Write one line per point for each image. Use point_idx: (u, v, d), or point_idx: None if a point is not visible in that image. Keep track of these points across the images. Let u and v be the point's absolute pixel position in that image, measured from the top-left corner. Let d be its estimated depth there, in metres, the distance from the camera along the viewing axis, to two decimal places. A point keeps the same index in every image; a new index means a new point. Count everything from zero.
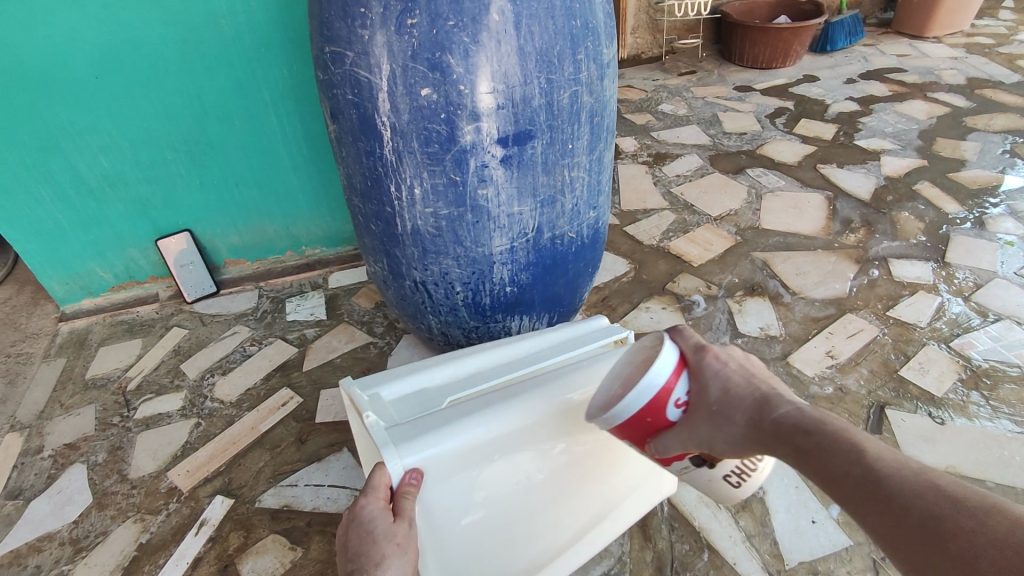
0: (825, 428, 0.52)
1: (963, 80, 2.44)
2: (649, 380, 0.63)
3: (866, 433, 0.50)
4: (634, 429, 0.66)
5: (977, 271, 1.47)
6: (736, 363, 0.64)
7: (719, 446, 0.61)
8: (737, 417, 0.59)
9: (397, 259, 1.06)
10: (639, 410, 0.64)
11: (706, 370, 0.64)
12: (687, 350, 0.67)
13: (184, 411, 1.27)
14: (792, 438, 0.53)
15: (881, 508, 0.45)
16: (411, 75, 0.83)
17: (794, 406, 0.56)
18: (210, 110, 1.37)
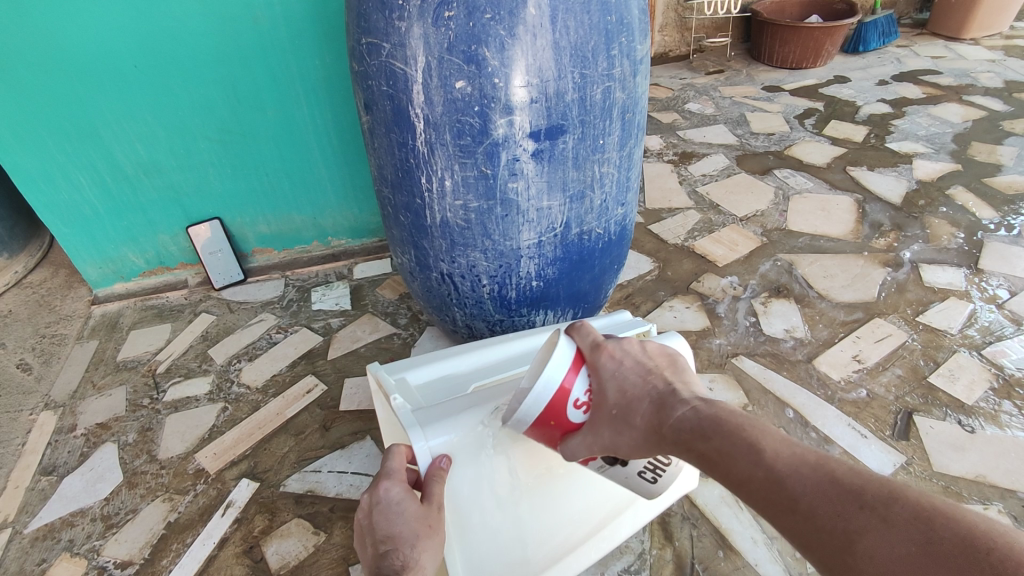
0: (734, 429, 0.52)
1: (1000, 83, 2.38)
2: (544, 385, 0.64)
3: (761, 427, 0.52)
4: (542, 432, 0.67)
5: (1010, 279, 1.44)
6: (630, 358, 0.65)
7: (622, 448, 0.62)
8: (636, 419, 0.60)
9: (425, 250, 1.07)
10: (541, 415, 0.65)
11: (602, 370, 0.65)
12: (582, 346, 0.67)
13: (212, 395, 1.29)
14: (703, 441, 0.53)
15: (800, 511, 0.46)
16: (446, 67, 0.83)
17: (698, 408, 0.56)
18: (243, 100, 1.39)
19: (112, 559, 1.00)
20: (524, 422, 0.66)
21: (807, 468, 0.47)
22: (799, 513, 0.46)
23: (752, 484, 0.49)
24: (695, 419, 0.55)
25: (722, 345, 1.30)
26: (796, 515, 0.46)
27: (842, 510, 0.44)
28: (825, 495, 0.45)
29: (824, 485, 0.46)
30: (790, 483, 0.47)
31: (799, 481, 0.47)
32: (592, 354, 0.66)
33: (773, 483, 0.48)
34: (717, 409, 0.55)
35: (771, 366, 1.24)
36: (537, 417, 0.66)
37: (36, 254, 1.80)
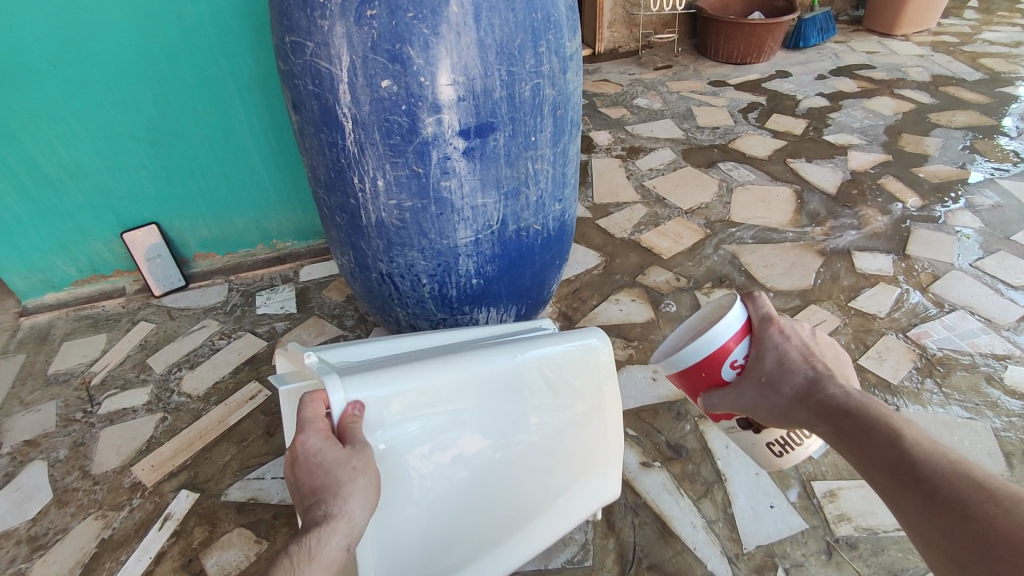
0: (881, 413, 0.56)
1: (928, 77, 2.49)
2: (712, 337, 0.69)
3: (904, 420, 0.56)
4: (689, 380, 0.73)
5: (935, 263, 1.51)
6: (799, 338, 0.68)
7: (762, 413, 0.68)
8: (783, 390, 0.65)
9: (362, 251, 1.06)
10: (696, 363, 0.71)
11: (767, 340, 0.69)
12: (755, 319, 0.71)
13: (149, 405, 1.25)
14: (847, 418, 0.57)
15: (924, 488, 0.50)
16: (371, 66, 0.82)
17: (852, 393, 0.60)
18: (173, 101, 1.35)
19: None
20: (678, 366, 0.72)
21: (942, 458, 0.51)
22: (920, 485, 0.50)
23: (881, 452, 0.54)
24: (846, 399, 0.59)
25: (665, 336, 1.33)
26: (917, 488, 0.51)
27: (969, 495, 0.48)
28: (951, 480, 0.50)
29: (952, 475, 0.50)
30: (919, 463, 0.52)
31: (934, 464, 0.51)
32: (765, 327, 0.70)
33: (906, 462, 0.52)
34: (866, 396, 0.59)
35: None
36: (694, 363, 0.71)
37: None
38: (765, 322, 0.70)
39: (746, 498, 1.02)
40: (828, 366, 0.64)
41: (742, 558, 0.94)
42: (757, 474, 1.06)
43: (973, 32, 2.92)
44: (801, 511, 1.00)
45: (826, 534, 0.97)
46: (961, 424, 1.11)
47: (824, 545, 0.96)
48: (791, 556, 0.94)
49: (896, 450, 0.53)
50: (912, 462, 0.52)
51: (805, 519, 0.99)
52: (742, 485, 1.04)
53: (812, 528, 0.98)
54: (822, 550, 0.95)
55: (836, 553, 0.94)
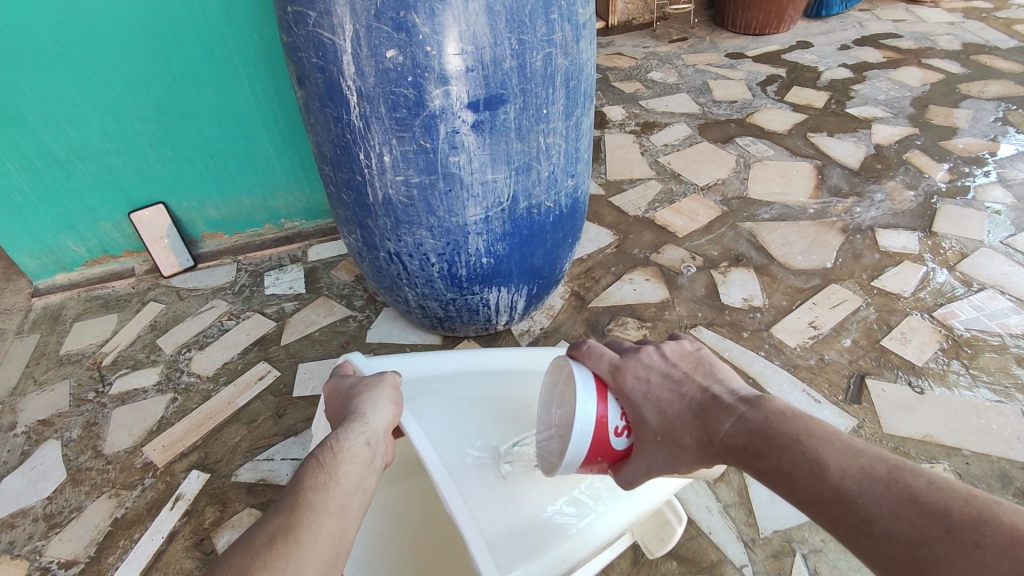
0: (789, 438, 0.49)
1: (958, 46, 2.38)
2: (578, 426, 0.66)
3: (818, 436, 0.49)
4: (594, 466, 0.68)
5: (963, 240, 1.45)
6: (656, 373, 0.63)
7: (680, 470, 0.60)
8: (686, 439, 0.58)
9: (370, 230, 1.03)
10: (587, 452, 0.67)
11: (629, 392, 0.65)
12: (602, 372, 0.68)
13: (161, 385, 1.25)
14: (761, 457, 0.50)
15: (870, 533, 0.42)
16: (375, 36, 0.79)
17: (747, 416, 0.53)
18: (178, 77, 1.32)
19: (56, 560, 0.97)
20: (574, 463, 0.68)
21: (876, 476, 0.44)
22: (867, 530, 0.43)
23: (811, 494, 0.46)
24: (746, 432, 0.52)
25: (680, 316, 1.30)
26: (866, 535, 0.43)
27: (928, 531, 0.40)
28: (895, 508, 0.42)
29: (894, 498, 0.43)
30: (853, 497, 0.44)
31: (866, 494, 0.44)
32: (616, 376, 0.67)
33: (841, 502, 0.44)
34: (765, 413, 0.52)
35: (729, 336, 1.24)
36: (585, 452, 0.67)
37: None
38: (615, 365, 0.67)
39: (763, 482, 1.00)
40: (705, 389, 0.58)
41: (759, 543, 0.92)
42: None
43: None
44: None
45: None
46: (989, 407, 1.07)
47: None
48: (809, 541, 0.92)
49: (826, 490, 0.46)
50: (847, 498, 0.44)
51: None
52: None
53: None
54: None
55: None
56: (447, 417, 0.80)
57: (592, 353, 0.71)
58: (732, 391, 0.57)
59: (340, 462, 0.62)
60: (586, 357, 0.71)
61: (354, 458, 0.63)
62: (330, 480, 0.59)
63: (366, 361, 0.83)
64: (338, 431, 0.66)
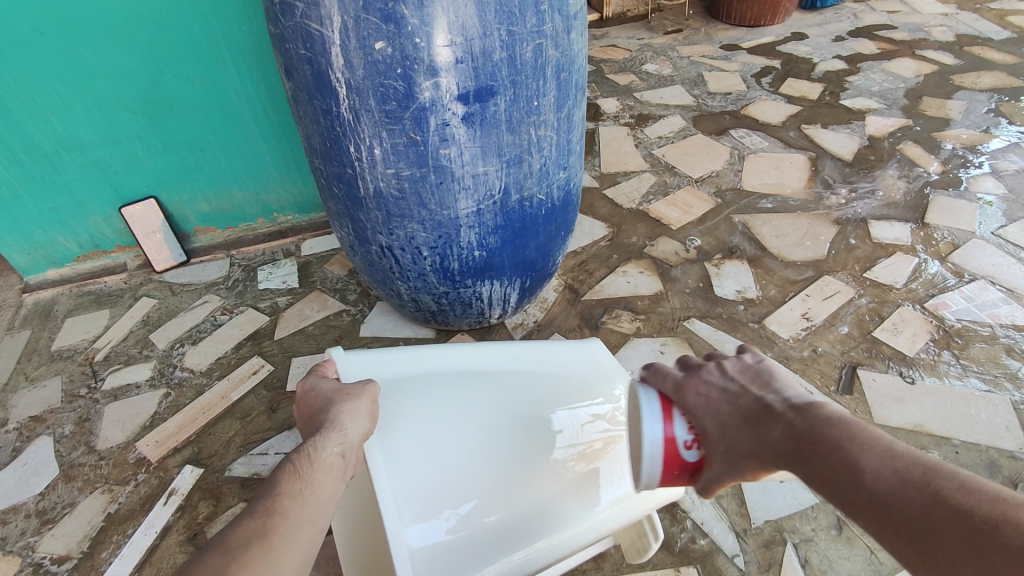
0: (830, 438, 0.48)
1: (952, 37, 2.38)
2: (647, 441, 0.62)
3: (861, 440, 0.47)
4: (673, 482, 0.63)
5: (955, 231, 1.46)
6: (715, 386, 0.60)
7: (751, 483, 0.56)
8: (743, 450, 0.54)
9: (362, 223, 1.03)
10: (663, 468, 0.62)
11: (690, 406, 0.61)
12: (667, 390, 0.65)
13: (153, 381, 1.25)
14: (802, 462, 0.49)
15: (903, 532, 0.41)
16: (364, 27, 0.78)
17: (794, 422, 0.51)
18: (166, 70, 1.31)
19: (49, 555, 0.97)
20: (652, 480, 0.63)
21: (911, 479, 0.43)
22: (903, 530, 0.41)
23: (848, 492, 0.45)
24: (794, 437, 0.50)
25: (674, 309, 1.30)
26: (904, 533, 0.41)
27: (959, 535, 0.39)
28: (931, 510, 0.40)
29: (929, 500, 0.41)
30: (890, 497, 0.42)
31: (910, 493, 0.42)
32: (680, 387, 0.63)
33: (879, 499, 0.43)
34: (812, 419, 0.50)
35: (722, 328, 1.24)
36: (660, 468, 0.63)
37: None
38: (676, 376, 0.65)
39: None
40: (760, 398, 0.56)
41: (751, 533, 0.92)
42: None
43: None
44: None
45: None
46: (979, 397, 1.08)
47: (834, 519, 0.94)
48: (801, 531, 0.92)
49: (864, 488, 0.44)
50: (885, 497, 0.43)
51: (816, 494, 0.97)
52: None
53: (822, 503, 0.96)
54: (832, 525, 0.93)
55: (846, 528, 0.92)
56: (428, 410, 0.77)
57: (657, 370, 0.67)
58: (784, 399, 0.55)
59: (315, 470, 0.62)
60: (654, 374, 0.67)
61: (330, 468, 0.63)
62: (306, 489, 0.60)
63: (346, 358, 0.81)
64: (316, 436, 0.66)
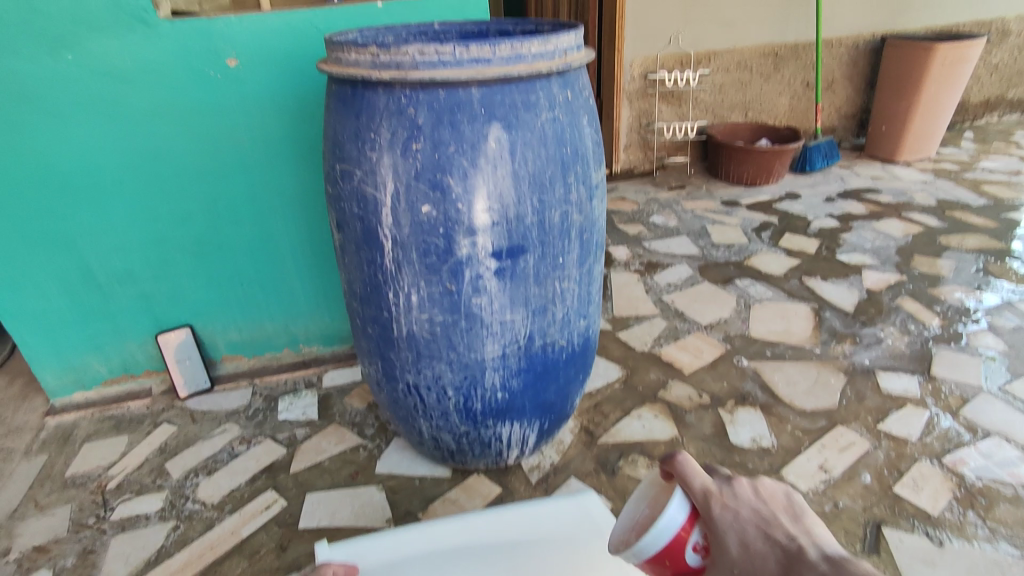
0: None
1: (934, 202, 2.59)
2: (662, 527, 0.61)
3: None
4: (657, 567, 0.64)
5: (963, 385, 1.49)
6: (747, 508, 0.55)
7: None
8: None
9: (391, 361, 1.08)
10: (659, 553, 0.62)
11: (716, 522, 0.56)
12: (697, 499, 0.60)
13: (163, 513, 1.23)
14: None
15: None
16: (413, 194, 0.89)
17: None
18: (222, 215, 1.44)
19: None
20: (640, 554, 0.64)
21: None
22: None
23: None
24: None
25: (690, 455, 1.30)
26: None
27: None
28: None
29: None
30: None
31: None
32: (708, 506, 0.57)
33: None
34: None
35: None
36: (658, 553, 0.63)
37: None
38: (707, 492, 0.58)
39: None
40: (791, 536, 0.51)
41: None
42: None
43: (973, 160, 3.07)
44: None
45: None
46: (1012, 563, 1.05)
47: None
48: None
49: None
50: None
51: None
52: None
53: None
54: None
55: None
56: None
57: (688, 470, 0.61)
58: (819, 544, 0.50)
59: None
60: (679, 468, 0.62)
61: None
62: None
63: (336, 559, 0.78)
64: None
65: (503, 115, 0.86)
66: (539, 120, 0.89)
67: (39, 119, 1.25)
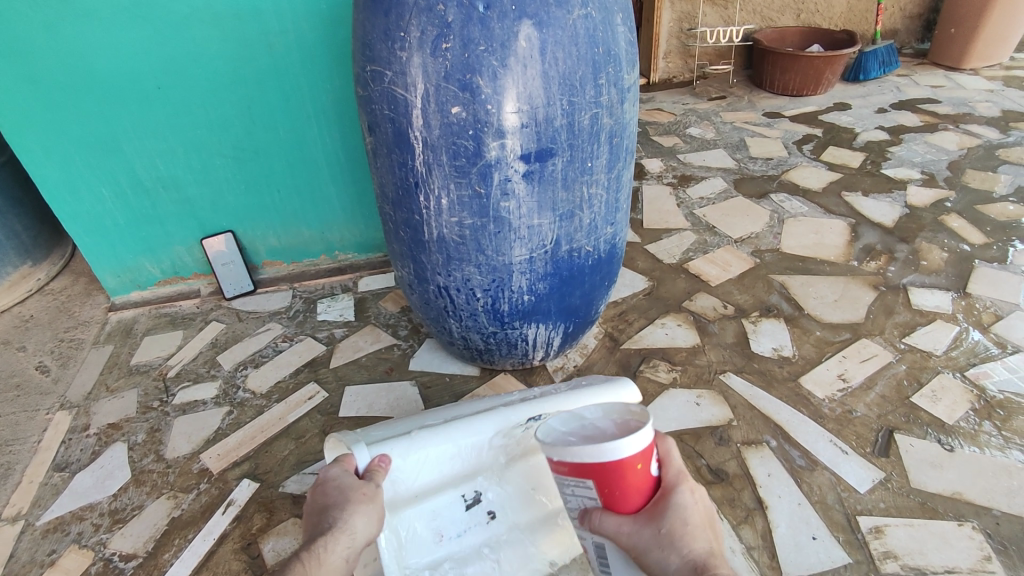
0: None
1: (997, 113, 2.42)
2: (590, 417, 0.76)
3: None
4: (625, 472, 0.70)
5: (998, 303, 1.48)
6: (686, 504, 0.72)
7: (669, 514, 0.71)
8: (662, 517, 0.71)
9: (422, 264, 1.14)
10: (632, 457, 0.70)
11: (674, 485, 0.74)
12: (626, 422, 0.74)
13: (218, 399, 1.34)
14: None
15: None
16: (443, 94, 0.90)
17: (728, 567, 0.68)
18: (258, 120, 1.46)
19: (118, 552, 1.04)
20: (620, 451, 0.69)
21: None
22: None
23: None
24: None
25: (710, 362, 1.37)
26: None
27: None
28: None
29: None
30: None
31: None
32: (676, 482, 0.74)
33: None
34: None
35: (757, 384, 1.30)
36: (591, 467, 0.70)
37: (58, 262, 1.86)
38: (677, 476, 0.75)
39: (787, 527, 1.02)
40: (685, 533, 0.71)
41: None
42: (800, 504, 1.06)
43: None
44: (845, 545, 0.99)
45: (871, 569, 0.96)
46: (1020, 469, 1.10)
47: None
48: None
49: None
50: None
51: (850, 553, 0.98)
52: (782, 514, 1.04)
53: (855, 563, 0.97)
54: None
55: None
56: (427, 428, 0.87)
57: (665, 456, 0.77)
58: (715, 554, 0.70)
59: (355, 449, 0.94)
60: (661, 447, 0.78)
61: None
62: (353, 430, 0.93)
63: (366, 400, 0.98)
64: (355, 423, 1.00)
65: (533, 13, 0.87)
66: (570, 18, 0.89)
67: (82, 26, 1.27)
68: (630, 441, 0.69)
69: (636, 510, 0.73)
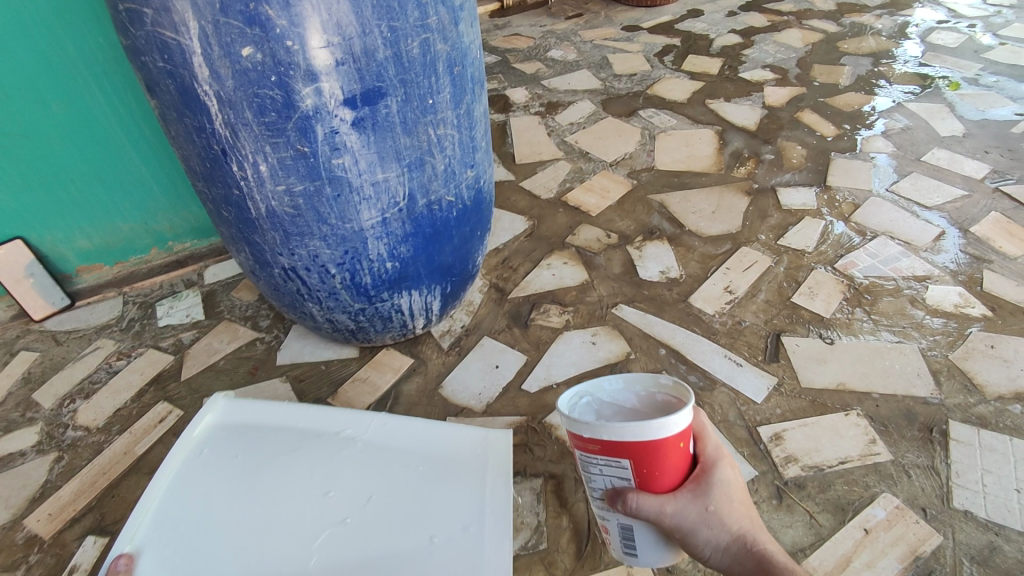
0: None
1: (833, 6, 2.50)
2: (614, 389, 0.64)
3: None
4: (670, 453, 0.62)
5: (855, 191, 1.54)
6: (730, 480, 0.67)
7: (716, 493, 0.65)
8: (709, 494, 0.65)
9: (259, 245, 0.95)
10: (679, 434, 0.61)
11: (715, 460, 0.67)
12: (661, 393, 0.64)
13: (41, 446, 1.11)
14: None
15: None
16: (224, 32, 0.70)
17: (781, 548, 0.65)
18: (14, 95, 1.15)
19: None
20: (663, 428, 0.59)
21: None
22: None
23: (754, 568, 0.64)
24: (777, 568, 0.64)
25: (600, 297, 1.31)
26: None
27: None
28: None
29: None
30: None
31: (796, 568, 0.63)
32: (717, 455, 0.68)
33: None
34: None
35: (649, 311, 1.27)
36: (632, 446, 0.60)
37: None
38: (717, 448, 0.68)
39: None
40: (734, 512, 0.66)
41: None
42: None
43: None
44: (750, 459, 0.99)
45: (775, 478, 0.96)
46: (891, 349, 1.15)
47: (774, 489, 0.95)
48: None
49: None
50: None
51: (755, 466, 0.98)
52: None
53: (761, 474, 0.97)
54: (773, 495, 0.94)
55: (786, 496, 0.93)
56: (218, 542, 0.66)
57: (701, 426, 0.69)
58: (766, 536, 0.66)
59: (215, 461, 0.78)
60: (692, 418, 0.70)
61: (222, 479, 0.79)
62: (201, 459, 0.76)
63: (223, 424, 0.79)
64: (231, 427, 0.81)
65: None
66: None
67: None
68: (680, 418, 0.59)
69: (674, 488, 0.65)
